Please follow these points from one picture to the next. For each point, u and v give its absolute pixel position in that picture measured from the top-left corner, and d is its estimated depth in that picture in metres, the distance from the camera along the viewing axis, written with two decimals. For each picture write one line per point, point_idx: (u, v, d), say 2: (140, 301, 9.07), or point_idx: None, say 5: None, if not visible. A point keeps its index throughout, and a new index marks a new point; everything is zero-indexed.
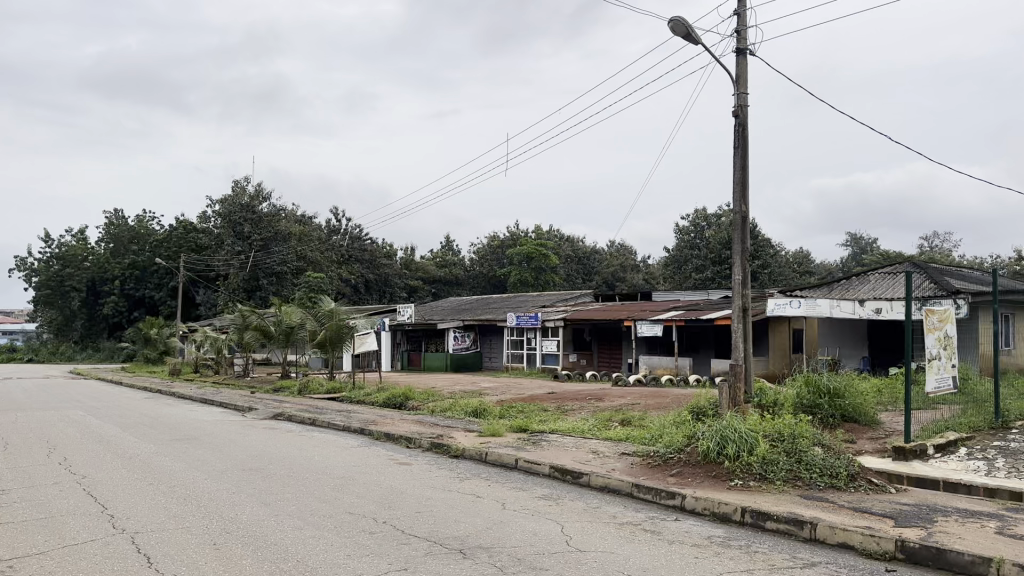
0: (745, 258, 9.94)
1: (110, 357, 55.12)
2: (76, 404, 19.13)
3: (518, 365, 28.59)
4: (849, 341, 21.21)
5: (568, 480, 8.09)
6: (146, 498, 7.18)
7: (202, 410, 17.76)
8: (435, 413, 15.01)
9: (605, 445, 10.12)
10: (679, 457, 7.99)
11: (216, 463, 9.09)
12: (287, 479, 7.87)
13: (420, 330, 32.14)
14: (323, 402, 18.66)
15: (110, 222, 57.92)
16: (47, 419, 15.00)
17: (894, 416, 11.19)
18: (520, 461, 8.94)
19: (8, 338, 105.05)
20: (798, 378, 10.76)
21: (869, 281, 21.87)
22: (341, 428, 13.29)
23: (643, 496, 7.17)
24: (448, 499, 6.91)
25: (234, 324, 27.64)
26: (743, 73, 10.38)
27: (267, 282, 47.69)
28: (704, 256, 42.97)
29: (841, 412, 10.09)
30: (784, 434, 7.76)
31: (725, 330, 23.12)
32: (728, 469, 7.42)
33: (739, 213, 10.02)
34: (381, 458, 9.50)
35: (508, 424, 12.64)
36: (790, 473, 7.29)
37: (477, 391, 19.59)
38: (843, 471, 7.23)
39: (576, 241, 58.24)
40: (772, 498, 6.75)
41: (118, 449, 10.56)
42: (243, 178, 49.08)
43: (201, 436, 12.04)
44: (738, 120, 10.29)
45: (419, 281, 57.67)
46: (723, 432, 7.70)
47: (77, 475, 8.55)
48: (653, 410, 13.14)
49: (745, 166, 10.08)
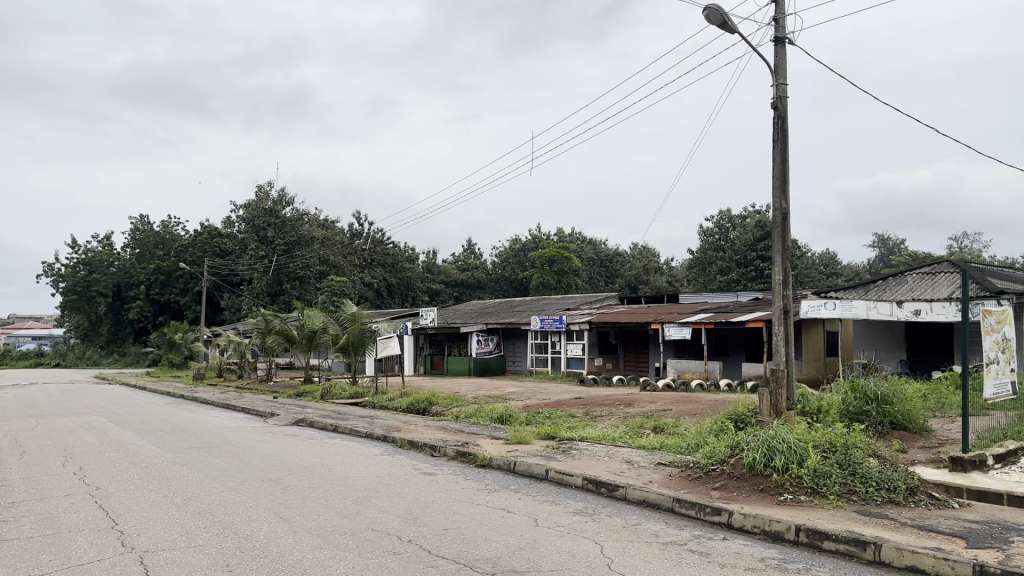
0: (786, 257, 9.42)
1: (136, 362, 55.29)
2: (97, 410, 18.90)
3: (543, 369, 28.11)
4: (884, 342, 20.62)
5: (603, 494, 7.61)
6: (159, 513, 6.82)
7: (224, 416, 17.45)
8: (460, 420, 14.57)
9: (639, 454, 9.63)
10: (722, 469, 7.50)
11: (234, 474, 8.73)
12: (308, 491, 7.49)
13: (443, 334, 31.85)
14: (346, 407, 18.26)
15: (136, 228, 58.19)
16: (67, 426, 14.75)
17: (944, 423, 10.63)
18: (551, 472, 8.45)
19: (35, 342, 106.70)
20: (842, 383, 10.24)
21: (907, 281, 21.22)
22: (363, 434, 12.89)
23: (685, 512, 6.69)
24: (478, 514, 6.49)
25: (256, 328, 27.45)
26: (782, 63, 9.88)
27: (290, 286, 47.36)
28: (730, 256, 42.36)
29: (890, 419, 9.53)
30: (835, 444, 7.26)
31: (756, 333, 22.54)
32: (776, 482, 6.93)
33: (779, 210, 9.51)
34: (405, 468, 9.08)
35: (535, 431, 12.17)
36: (844, 486, 6.78)
37: (502, 396, 19.22)
38: (900, 484, 6.72)
39: (598, 243, 57.82)
40: (825, 516, 6.26)
41: (135, 459, 10.25)
42: (266, 183, 49.11)
43: (219, 444, 11.69)
44: (777, 112, 9.79)
45: (441, 284, 57.50)
46: (769, 443, 7.19)
47: (91, 487, 8.22)
48: (685, 417, 12.63)
49: (786, 159, 9.57)
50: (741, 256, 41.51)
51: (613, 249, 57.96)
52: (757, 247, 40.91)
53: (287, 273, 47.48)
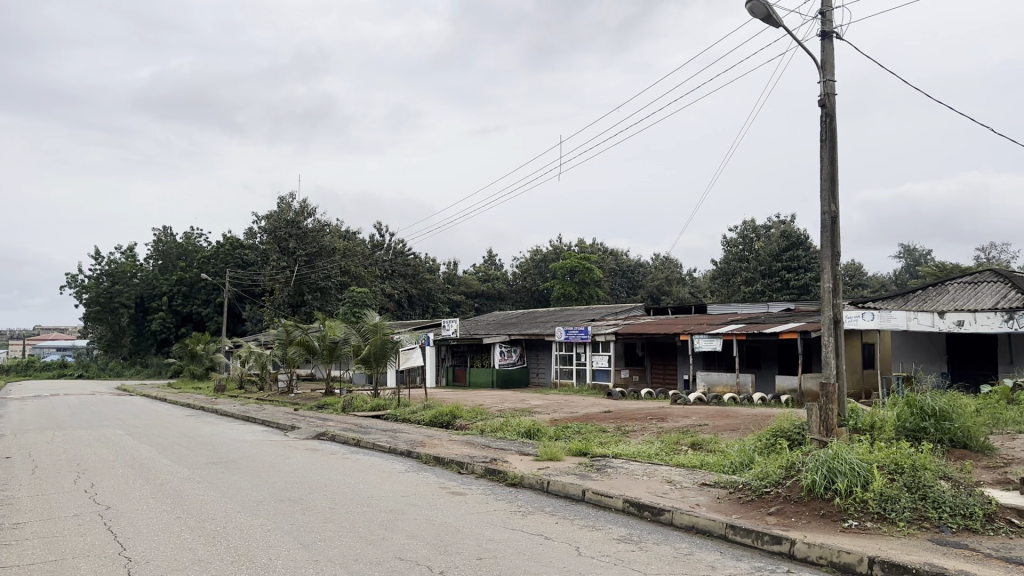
0: (836, 263, 8.83)
1: (158, 373, 55.30)
2: (115, 422, 18.45)
3: (568, 381, 27.52)
4: (921, 354, 19.95)
5: (646, 518, 7.05)
6: (171, 537, 6.36)
7: (244, 429, 16.94)
8: (486, 434, 14.01)
9: (679, 473, 9.08)
10: (777, 492, 6.93)
11: (253, 493, 8.24)
12: (329, 512, 7.00)
13: (465, 345, 31.43)
14: (368, 420, 17.77)
15: (159, 239, 58.33)
16: (82, 439, 14.34)
17: (1006, 439, 9.94)
18: (588, 493, 7.90)
19: (60, 353, 108.09)
20: (896, 399, 9.57)
21: (948, 291, 20.50)
22: (386, 450, 12.38)
23: (740, 539, 6.16)
24: (514, 541, 5.96)
25: (277, 339, 27.12)
26: (830, 59, 9.32)
27: (311, 297, 47.07)
28: (754, 267, 41.73)
29: (949, 436, 8.84)
30: (902, 464, 6.66)
31: (789, 345, 21.86)
32: (839, 507, 6.36)
33: (828, 214, 8.92)
34: (432, 487, 8.57)
35: (565, 446, 11.63)
36: (915, 512, 6.18)
37: (527, 408, 18.62)
38: (977, 511, 6.10)
39: (620, 253, 57.39)
40: (896, 544, 5.70)
41: (149, 476, 9.81)
42: (288, 194, 49.01)
43: (238, 459, 11.22)
44: (825, 110, 9.23)
45: (462, 295, 56.85)
46: (830, 464, 6.65)
47: (101, 506, 7.79)
48: (724, 433, 12.02)
49: (834, 160, 9.00)
50: (766, 266, 40.85)
51: (635, 260, 57.48)
52: (782, 258, 40.20)
53: (308, 284, 47.26)
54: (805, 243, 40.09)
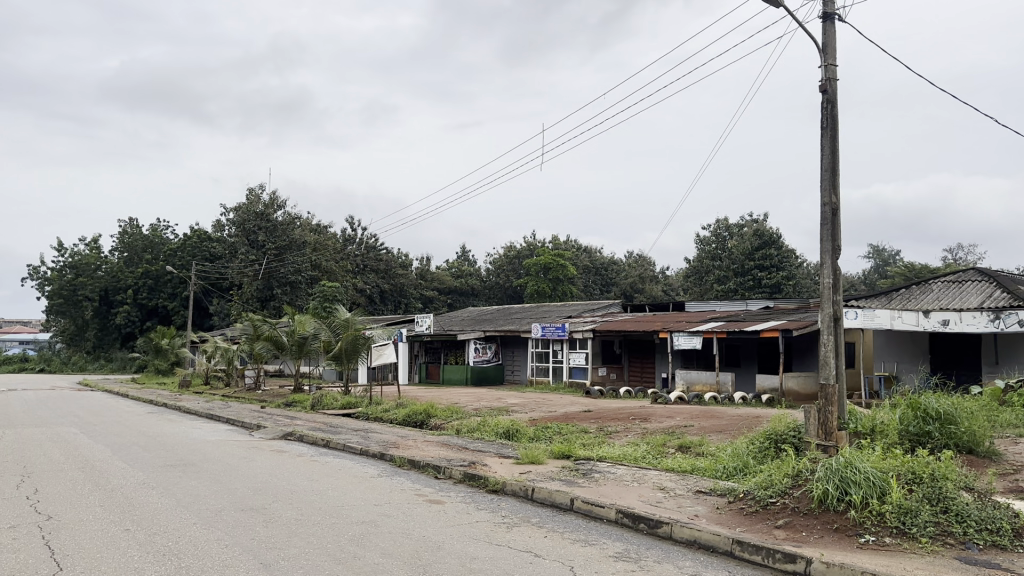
0: (835, 258, 8.26)
1: (122, 368, 53.94)
2: (71, 420, 17.53)
3: (544, 379, 26.97)
4: (905, 353, 19.65)
5: (642, 531, 6.48)
6: (116, 554, 5.68)
7: (207, 428, 16.14)
8: (462, 435, 13.35)
9: (671, 479, 8.52)
10: (783, 504, 6.42)
11: (212, 501, 7.54)
12: (296, 526, 6.34)
13: (439, 341, 30.78)
14: (339, 419, 17.06)
15: (124, 231, 56.87)
16: (33, 439, 13.52)
17: (1009, 444, 9.47)
18: (577, 502, 7.31)
19: (23, 347, 106.23)
20: (896, 401, 9.07)
21: (932, 289, 20.24)
22: (357, 451, 11.70)
23: (747, 556, 5.64)
24: (501, 560, 5.37)
25: (243, 334, 26.21)
26: (832, 42, 8.79)
27: (280, 292, 45.86)
28: (726, 265, 41.39)
29: (953, 440, 8.34)
30: (920, 474, 6.16)
31: (770, 343, 21.51)
32: (855, 521, 5.85)
33: (829, 206, 8.40)
34: (407, 494, 7.96)
35: (546, 448, 11.05)
36: (938, 526, 5.66)
37: (504, 407, 18.01)
38: (1003, 525, 5.60)
39: (594, 251, 56.98)
40: (921, 562, 5.19)
41: (101, 479, 9.09)
42: (257, 186, 48.18)
43: (198, 462, 10.47)
44: (827, 97, 8.70)
45: (434, 291, 56.14)
46: (841, 473, 6.14)
47: (42, 516, 7.07)
48: (712, 435, 11.50)
49: (836, 149, 8.48)
50: (739, 265, 40.63)
51: (609, 258, 57.18)
52: (754, 257, 39.99)
53: (277, 278, 46.10)
54: (778, 241, 40.01)
